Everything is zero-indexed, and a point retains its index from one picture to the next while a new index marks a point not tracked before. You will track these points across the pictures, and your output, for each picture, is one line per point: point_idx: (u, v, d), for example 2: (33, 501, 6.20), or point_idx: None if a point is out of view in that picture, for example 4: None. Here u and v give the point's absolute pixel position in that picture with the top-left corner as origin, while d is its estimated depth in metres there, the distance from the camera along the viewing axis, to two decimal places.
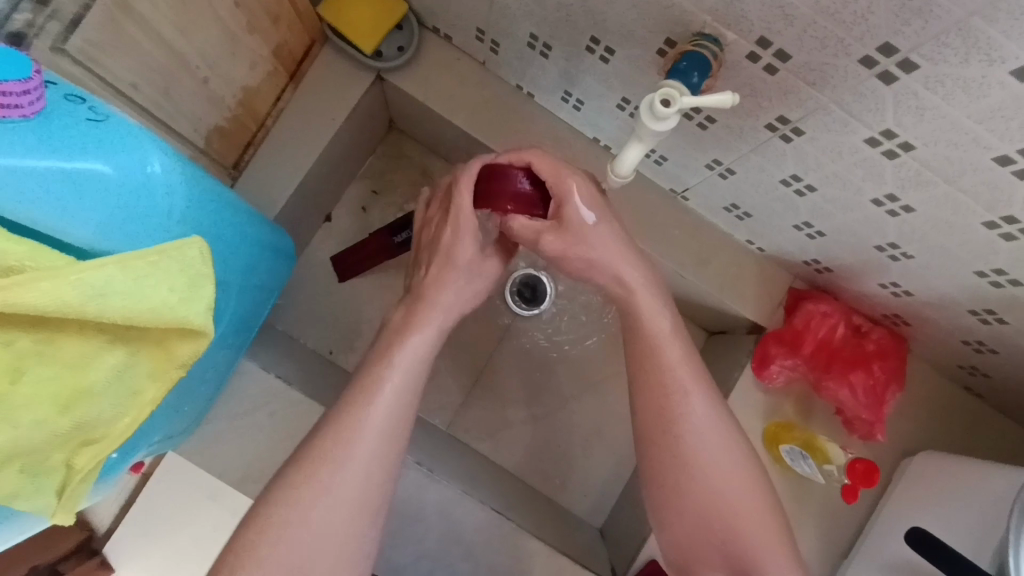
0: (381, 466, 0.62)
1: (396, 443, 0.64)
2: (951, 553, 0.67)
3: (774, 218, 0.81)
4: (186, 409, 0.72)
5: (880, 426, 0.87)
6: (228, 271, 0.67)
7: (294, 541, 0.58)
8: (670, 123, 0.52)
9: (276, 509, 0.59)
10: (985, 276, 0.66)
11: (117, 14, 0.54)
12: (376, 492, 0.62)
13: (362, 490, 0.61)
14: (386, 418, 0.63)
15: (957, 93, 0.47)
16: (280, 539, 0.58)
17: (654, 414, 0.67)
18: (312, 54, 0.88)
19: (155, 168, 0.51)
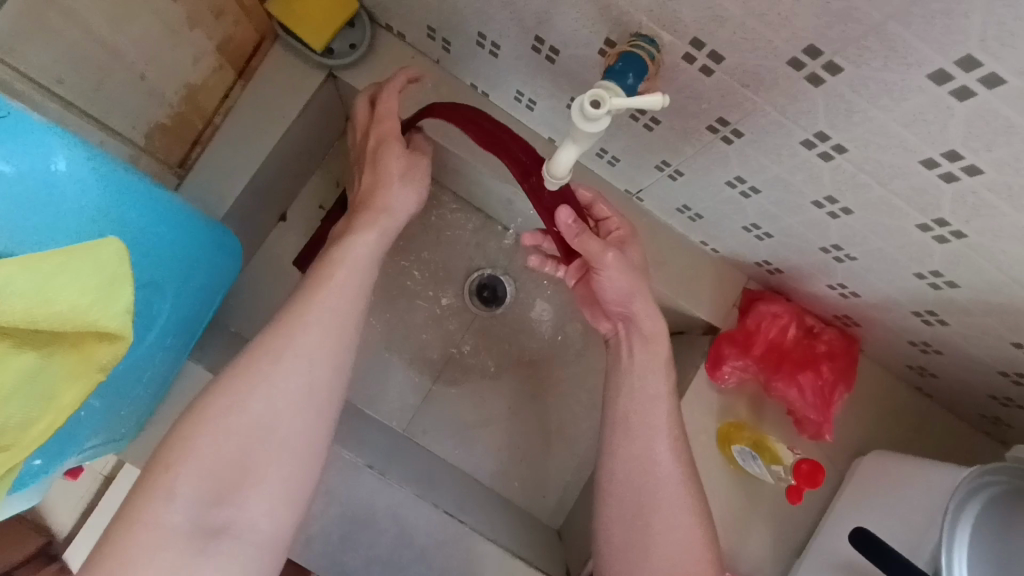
0: (313, 388, 0.64)
1: (328, 367, 0.65)
2: (890, 552, 0.68)
3: (724, 219, 0.81)
4: (122, 411, 0.70)
5: (828, 426, 0.88)
6: (156, 270, 0.66)
7: (222, 455, 0.59)
8: (601, 125, 0.52)
9: (202, 424, 0.59)
10: (924, 278, 0.66)
11: (39, 7, 0.52)
12: (307, 413, 0.63)
13: (294, 409, 0.63)
14: (318, 339, 0.64)
15: (882, 97, 0.47)
16: (205, 453, 0.58)
17: (635, 456, 0.72)
18: (263, 51, 0.87)
19: (59, 166, 0.51)
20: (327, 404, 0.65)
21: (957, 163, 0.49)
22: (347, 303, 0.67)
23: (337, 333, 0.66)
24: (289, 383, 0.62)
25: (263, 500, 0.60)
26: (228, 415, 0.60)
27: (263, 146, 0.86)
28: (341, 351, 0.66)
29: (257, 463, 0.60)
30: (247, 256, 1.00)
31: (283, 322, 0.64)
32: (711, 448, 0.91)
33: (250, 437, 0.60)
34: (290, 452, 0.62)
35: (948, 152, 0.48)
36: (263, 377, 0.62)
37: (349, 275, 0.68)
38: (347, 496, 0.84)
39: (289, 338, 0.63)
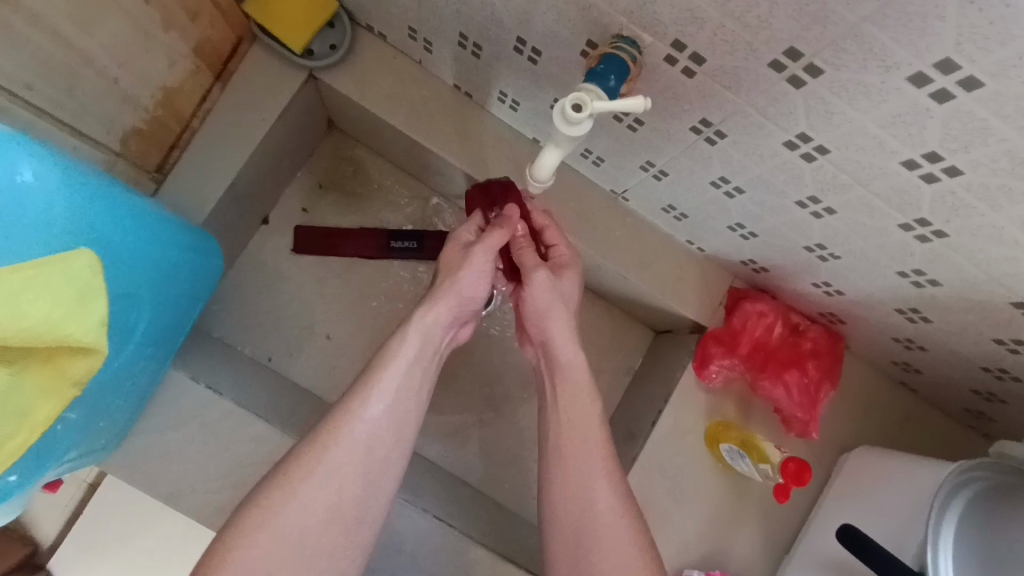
0: (364, 492, 0.65)
1: (383, 472, 0.66)
2: (880, 551, 0.68)
3: (708, 219, 0.81)
4: (101, 424, 0.69)
5: (815, 424, 0.88)
6: (130, 280, 0.65)
7: (265, 555, 0.59)
8: (584, 128, 0.51)
9: (256, 523, 0.60)
10: (907, 276, 0.66)
11: (6, 12, 0.51)
12: (355, 520, 0.64)
13: (341, 517, 0.63)
14: (375, 444, 0.66)
15: (860, 98, 0.47)
16: (250, 554, 0.59)
17: (568, 480, 0.69)
18: (240, 52, 0.85)
19: (26, 175, 0.49)
20: (375, 512, 0.66)
21: (937, 164, 0.49)
22: (401, 406, 0.68)
23: (393, 435, 0.67)
24: (341, 488, 0.63)
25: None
26: (280, 513, 0.61)
27: (242, 150, 0.85)
28: (393, 457, 0.67)
29: (296, 568, 0.60)
30: (229, 261, 0.99)
31: (342, 422, 0.65)
32: (698, 448, 0.91)
33: (292, 542, 0.61)
34: (330, 560, 0.62)
35: (928, 153, 0.48)
36: (316, 476, 0.63)
37: (406, 369, 0.69)
38: None
39: (343, 440, 0.64)
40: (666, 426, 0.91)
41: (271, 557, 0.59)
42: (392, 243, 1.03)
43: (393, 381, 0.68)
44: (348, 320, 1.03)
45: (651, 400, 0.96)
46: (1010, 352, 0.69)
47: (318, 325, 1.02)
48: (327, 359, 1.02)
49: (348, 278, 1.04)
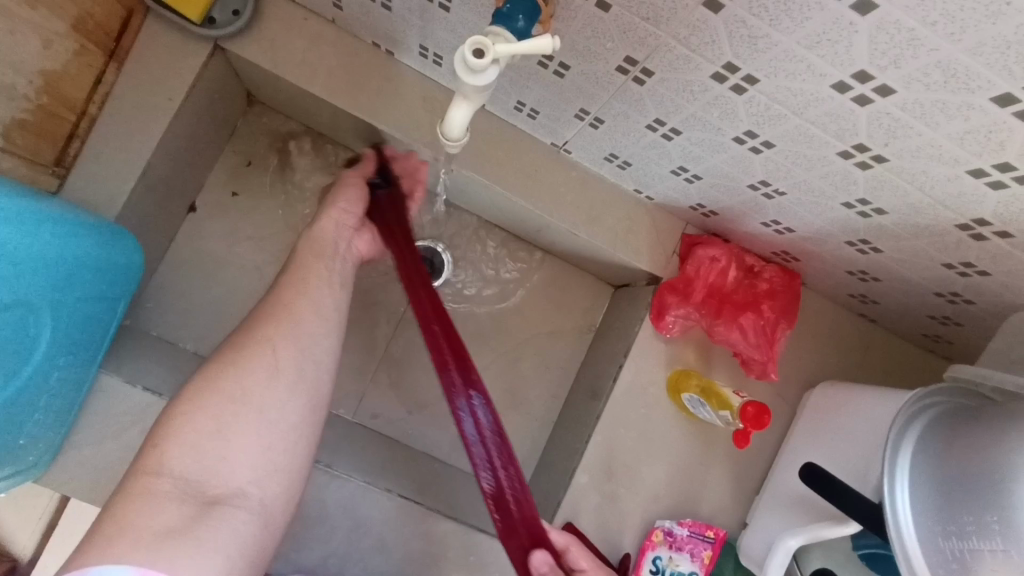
0: (304, 365, 0.62)
1: (320, 346, 0.65)
2: (848, 492, 0.66)
3: (651, 164, 0.77)
4: (17, 440, 0.66)
5: (773, 364, 0.87)
6: (25, 287, 0.60)
7: (209, 419, 0.54)
8: (489, 76, 0.47)
9: (202, 395, 0.56)
10: (853, 207, 0.64)
11: None
12: (305, 387, 0.61)
13: (285, 381, 0.60)
14: (304, 323, 0.65)
15: (781, 18, 0.43)
16: (191, 423, 0.54)
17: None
18: (133, 26, 0.77)
19: None
20: (322, 382, 0.64)
21: (867, 84, 0.46)
22: (325, 288, 0.70)
23: (319, 317, 0.67)
24: (282, 355, 0.61)
25: (255, 467, 0.55)
26: (219, 383, 0.57)
27: (150, 135, 0.79)
28: (327, 326, 0.67)
29: (247, 432, 0.55)
30: (157, 254, 0.92)
31: (280, 306, 0.65)
32: (662, 400, 0.90)
33: (238, 407, 0.56)
34: (285, 427, 0.58)
35: (856, 73, 0.45)
36: (252, 350, 0.60)
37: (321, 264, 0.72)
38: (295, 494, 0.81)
39: (276, 321, 0.63)
40: (627, 381, 0.89)
41: (224, 420, 0.55)
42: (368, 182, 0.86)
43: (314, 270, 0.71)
44: None
45: (612, 357, 0.94)
46: (961, 274, 0.67)
47: None
48: None
49: (289, 260, 0.99)
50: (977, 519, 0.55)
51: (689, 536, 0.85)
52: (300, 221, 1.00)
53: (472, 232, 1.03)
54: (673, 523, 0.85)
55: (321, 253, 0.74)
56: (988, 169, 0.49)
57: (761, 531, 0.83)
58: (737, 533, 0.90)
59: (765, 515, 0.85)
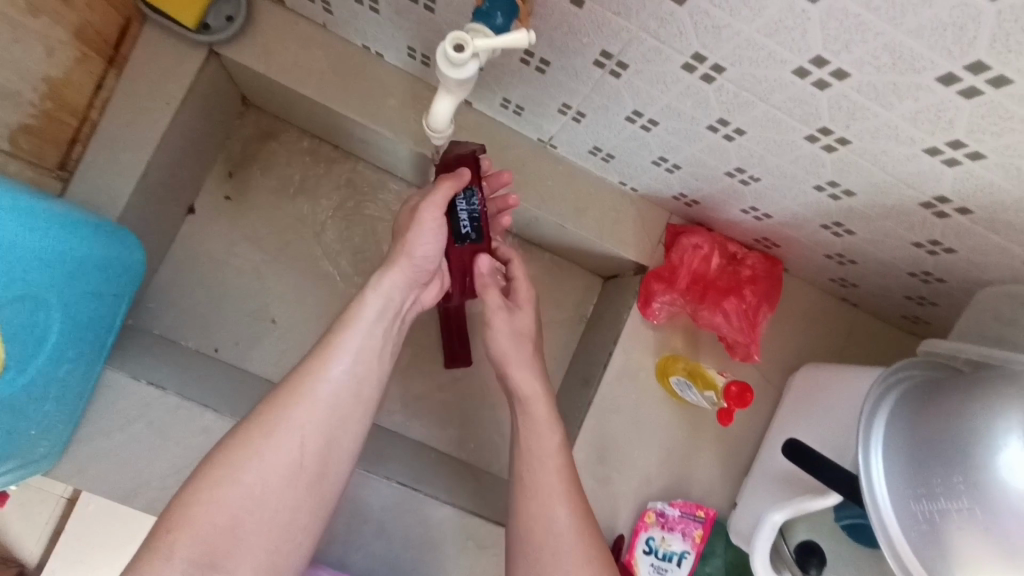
0: (326, 454, 0.64)
1: (344, 435, 0.65)
2: (831, 467, 0.69)
3: (633, 156, 0.80)
4: (29, 432, 0.69)
5: (756, 347, 0.89)
6: (32, 283, 0.62)
7: (225, 516, 0.58)
8: (470, 70, 0.50)
9: (221, 483, 0.59)
10: (824, 190, 0.67)
11: None
12: (322, 477, 0.63)
13: (303, 480, 0.62)
14: (335, 403, 0.64)
15: (740, 8, 0.46)
16: (207, 515, 0.58)
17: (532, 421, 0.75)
18: (131, 34, 0.80)
19: None
20: (339, 471, 0.65)
21: (824, 68, 0.49)
22: (366, 352, 0.67)
23: (353, 393, 0.66)
24: (306, 446, 0.62)
25: (256, 567, 0.59)
26: (239, 475, 0.59)
27: (150, 138, 0.82)
28: (358, 401, 0.66)
29: (255, 531, 0.59)
30: (157, 254, 0.95)
31: (303, 380, 0.64)
32: (652, 385, 0.93)
33: (252, 504, 0.59)
34: (294, 524, 0.62)
35: (813, 58, 0.48)
36: (279, 435, 0.62)
37: (370, 325, 0.68)
38: None
39: (307, 402, 0.63)
40: (617, 367, 0.92)
41: (236, 516, 0.59)
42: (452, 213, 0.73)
43: (357, 331, 0.67)
44: (292, 302, 1.01)
45: (602, 345, 0.97)
46: (930, 253, 0.70)
47: (262, 311, 1.00)
48: (276, 343, 1.00)
49: (287, 259, 1.02)
50: (945, 481, 0.58)
51: (681, 517, 0.88)
52: (296, 221, 1.02)
53: None
54: (665, 505, 0.88)
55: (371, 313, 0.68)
56: (942, 146, 0.52)
57: (749, 508, 0.86)
58: (727, 513, 0.93)
59: (752, 493, 0.87)
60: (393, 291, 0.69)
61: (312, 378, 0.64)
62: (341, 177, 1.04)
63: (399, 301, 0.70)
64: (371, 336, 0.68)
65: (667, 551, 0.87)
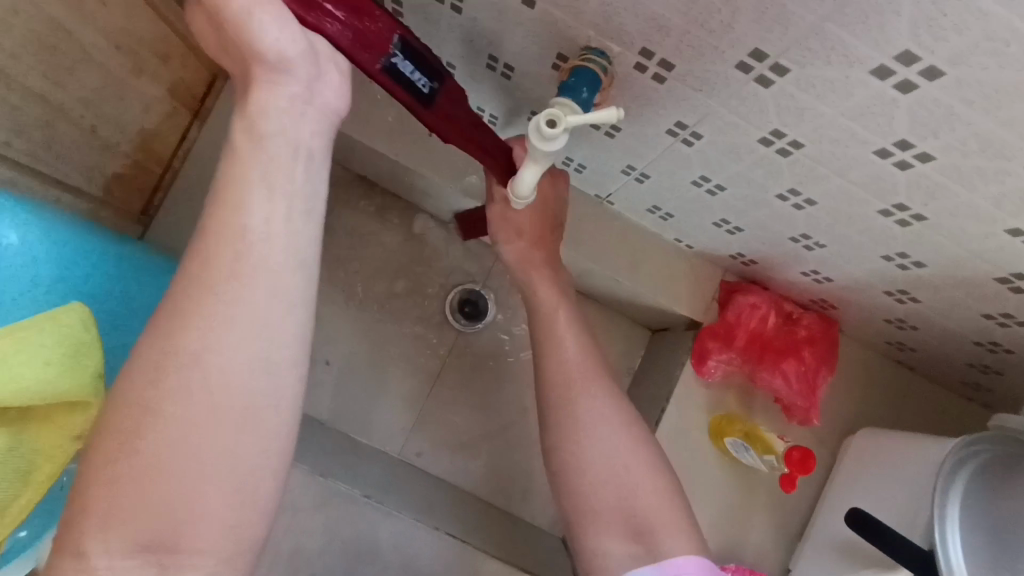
0: (251, 362, 0.42)
1: (279, 327, 0.43)
2: (899, 539, 0.67)
3: (693, 217, 0.82)
4: None
5: (816, 411, 0.89)
6: None
7: (132, 497, 0.38)
8: (560, 143, 0.52)
9: (107, 459, 0.39)
10: (891, 260, 0.68)
11: None
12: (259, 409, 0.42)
13: (225, 406, 0.41)
14: (248, 297, 0.42)
15: (827, 93, 0.48)
16: (111, 500, 0.38)
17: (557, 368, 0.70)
18: (216, 89, 0.82)
19: (11, 239, 0.62)
20: (287, 375, 0.44)
21: (908, 151, 0.50)
22: (281, 224, 0.44)
23: (275, 276, 0.43)
24: (215, 365, 0.41)
25: (211, 533, 0.40)
26: (127, 439, 0.39)
27: None
28: (286, 290, 0.44)
29: (188, 496, 0.40)
30: None
31: (197, 274, 0.42)
32: (704, 443, 0.92)
33: (161, 467, 0.39)
34: (241, 464, 0.41)
35: (898, 141, 0.49)
36: (171, 363, 0.40)
37: (266, 186, 0.44)
38: (345, 530, 0.82)
39: (203, 318, 0.41)
40: (669, 424, 0.91)
41: (158, 497, 0.39)
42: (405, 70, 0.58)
43: (253, 199, 0.44)
44: (346, 345, 1.03)
45: (653, 400, 0.97)
46: (1000, 325, 0.70)
47: (314, 352, 1.02)
48: (327, 385, 1.01)
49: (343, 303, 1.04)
50: None
51: None
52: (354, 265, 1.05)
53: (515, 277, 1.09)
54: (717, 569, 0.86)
55: (262, 165, 0.45)
56: None
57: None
58: None
59: (810, 562, 0.85)
60: (284, 118, 0.46)
61: (201, 285, 0.42)
62: (399, 224, 1.07)
63: (291, 121, 0.46)
64: (275, 206, 0.44)
65: None
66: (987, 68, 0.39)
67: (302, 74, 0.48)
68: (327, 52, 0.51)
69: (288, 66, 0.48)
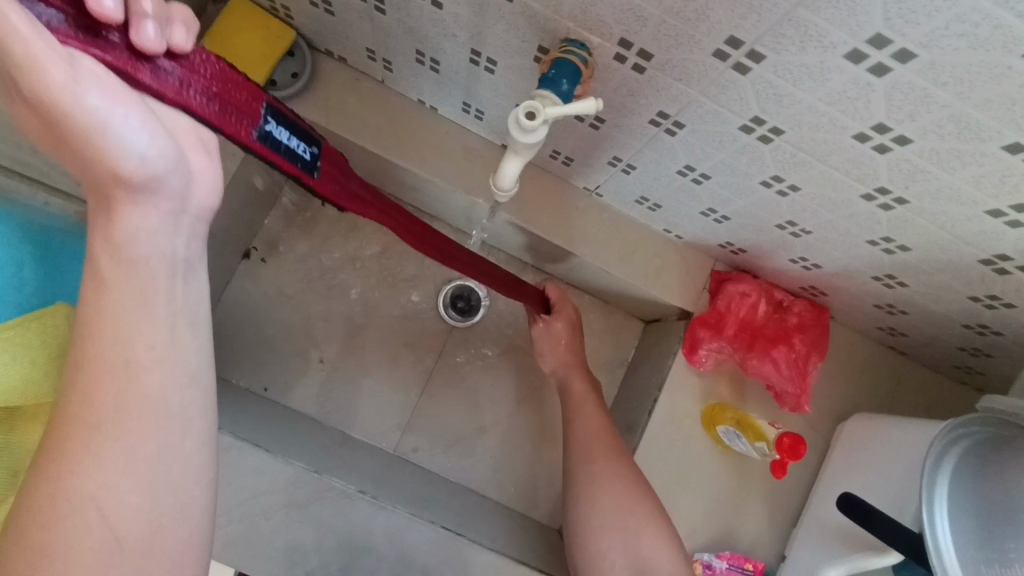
0: (152, 504, 0.40)
1: (179, 455, 0.41)
2: (891, 523, 0.68)
3: (681, 207, 0.82)
4: None
5: (806, 398, 0.89)
6: None
7: None
8: (539, 135, 0.52)
9: None
10: (877, 245, 0.68)
11: None
12: (166, 526, 0.40)
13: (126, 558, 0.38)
14: (142, 436, 0.40)
15: (804, 79, 0.48)
16: None
17: (580, 457, 0.83)
18: None
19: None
20: (189, 502, 0.42)
21: (886, 134, 0.50)
22: (170, 350, 0.42)
23: (169, 408, 0.41)
24: (108, 518, 0.38)
25: None
26: None
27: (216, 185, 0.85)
28: (185, 406, 0.42)
29: None
30: (215, 293, 0.98)
31: (73, 417, 0.38)
32: (697, 432, 0.92)
33: None
34: None
35: (876, 125, 0.49)
36: (50, 531, 0.36)
37: (157, 314, 0.42)
38: (342, 525, 0.83)
39: (89, 453, 0.38)
40: (662, 414, 0.92)
41: None
42: (274, 138, 0.53)
43: (139, 328, 0.41)
44: (340, 342, 1.04)
45: (647, 390, 0.97)
46: (988, 307, 0.70)
47: (308, 351, 1.02)
48: (323, 383, 1.02)
49: (336, 301, 1.05)
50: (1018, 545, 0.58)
51: (728, 569, 0.86)
52: (345, 263, 1.05)
53: None
54: (712, 556, 0.87)
55: (143, 292, 0.41)
56: (1006, 209, 0.52)
57: (801, 561, 0.85)
58: (777, 566, 0.91)
59: (803, 547, 0.86)
60: (165, 240, 0.43)
61: (84, 423, 0.38)
62: None
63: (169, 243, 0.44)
64: (161, 331, 0.41)
65: None
66: (957, 50, 0.40)
67: (173, 189, 0.44)
68: (189, 130, 0.48)
69: (157, 184, 0.43)
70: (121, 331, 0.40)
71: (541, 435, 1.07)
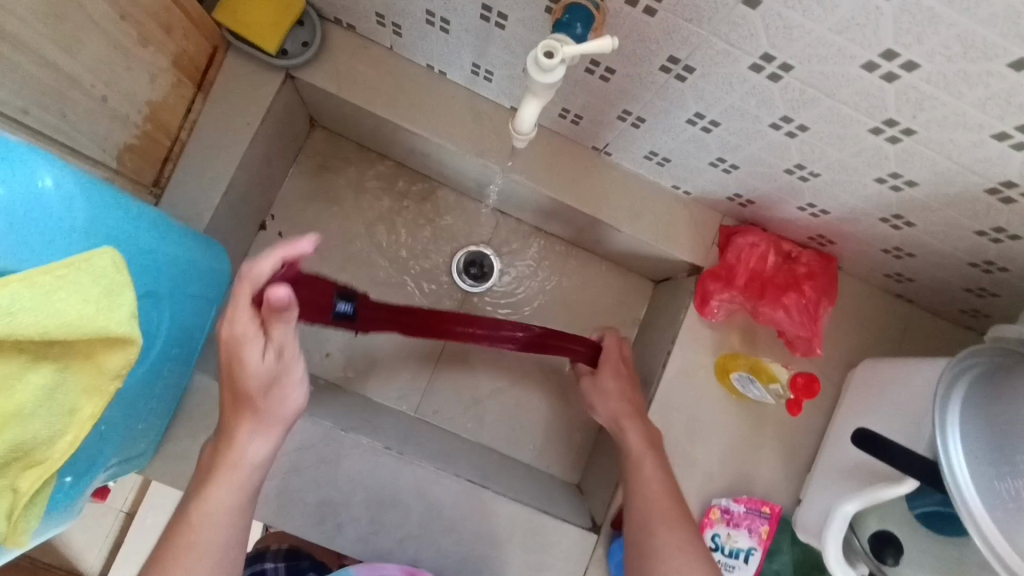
0: None
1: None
2: (902, 450, 0.71)
3: (689, 159, 0.83)
4: (139, 424, 0.71)
5: (818, 340, 0.91)
6: (158, 280, 0.66)
7: None
8: (557, 74, 0.54)
9: None
10: (884, 182, 0.70)
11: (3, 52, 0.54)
12: None
13: None
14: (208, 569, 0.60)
15: (813, 8, 0.50)
16: None
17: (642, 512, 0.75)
18: (216, 61, 0.86)
19: (45, 181, 0.48)
20: None
21: (894, 61, 0.52)
22: (234, 515, 0.63)
23: (227, 552, 0.62)
24: None
25: None
26: None
27: (233, 155, 0.86)
28: (227, 549, 0.62)
29: None
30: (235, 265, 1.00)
31: (174, 543, 0.59)
32: (711, 382, 0.95)
33: None
34: None
35: (884, 52, 0.51)
36: None
37: (233, 496, 0.63)
38: (370, 480, 0.86)
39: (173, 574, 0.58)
40: (676, 366, 0.94)
41: None
42: (339, 306, 0.76)
43: (226, 502, 0.62)
44: None
45: (660, 345, 1.00)
46: (994, 241, 0.72)
47: None
48: (344, 351, 1.05)
49: (351, 270, 1.06)
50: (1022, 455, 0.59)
51: (746, 513, 0.89)
52: (358, 233, 1.07)
53: (518, 236, 1.11)
54: (729, 501, 0.90)
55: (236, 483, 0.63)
56: (1011, 131, 0.54)
57: (818, 503, 0.87)
58: (793, 509, 0.94)
59: (819, 490, 0.88)
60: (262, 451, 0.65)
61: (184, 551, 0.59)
62: (402, 191, 1.09)
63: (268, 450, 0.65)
64: (233, 503, 0.63)
65: (734, 547, 0.89)
66: None
67: (282, 424, 0.66)
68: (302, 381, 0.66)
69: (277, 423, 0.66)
70: (211, 514, 0.61)
71: (557, 396, 1.09)
